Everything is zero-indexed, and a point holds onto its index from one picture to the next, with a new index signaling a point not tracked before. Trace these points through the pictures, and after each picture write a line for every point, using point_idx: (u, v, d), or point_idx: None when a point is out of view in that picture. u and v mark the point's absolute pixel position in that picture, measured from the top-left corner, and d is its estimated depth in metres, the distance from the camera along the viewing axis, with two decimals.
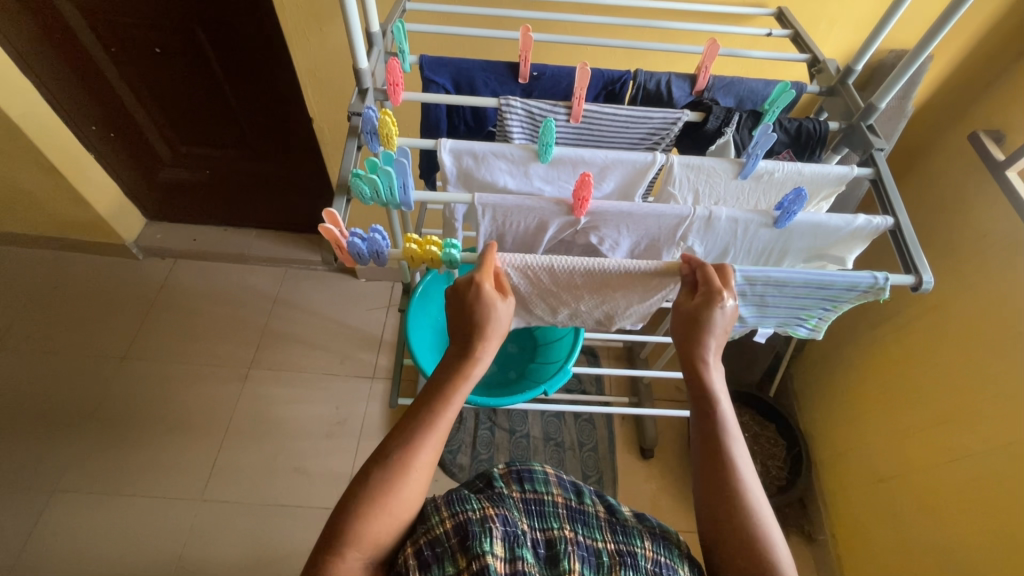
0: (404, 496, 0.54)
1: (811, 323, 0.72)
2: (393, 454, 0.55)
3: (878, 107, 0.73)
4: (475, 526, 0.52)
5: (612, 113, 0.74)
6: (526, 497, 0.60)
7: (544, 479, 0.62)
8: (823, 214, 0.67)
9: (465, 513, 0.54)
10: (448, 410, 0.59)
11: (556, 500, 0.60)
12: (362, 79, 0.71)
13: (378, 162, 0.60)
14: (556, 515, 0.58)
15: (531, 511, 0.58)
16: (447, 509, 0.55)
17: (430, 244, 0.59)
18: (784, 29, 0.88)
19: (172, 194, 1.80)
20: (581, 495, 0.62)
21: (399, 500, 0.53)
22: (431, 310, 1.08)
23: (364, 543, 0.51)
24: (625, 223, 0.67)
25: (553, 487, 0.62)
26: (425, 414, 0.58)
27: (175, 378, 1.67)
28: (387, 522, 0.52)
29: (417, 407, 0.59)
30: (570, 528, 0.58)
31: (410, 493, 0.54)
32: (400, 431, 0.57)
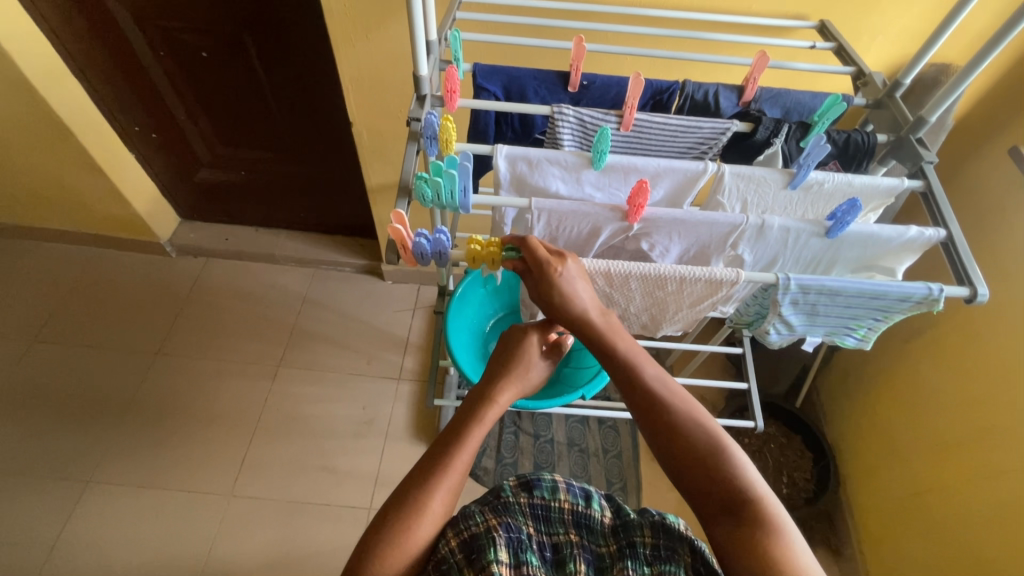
0: (418, 536, 0.55)
1: (859, 333, 0.72)
2: (409, 495, 0.57)
3: (928, 120, 0.74)
4: (478, 541, 0.55)
5: (662, 122, 0.75)
6: (533, 502, 0.60)
7: (552, 485, 0.62)
8: (875, 225, 0.68)
9: (468, 531, 0.56)
10: (465, 452, 0.61)
11: (563, 506, 0.60)
12: (421, 85, 0.73)
13: (442, 165, 0.62)
14: (563, 521, 0.59)
15: (539, 516, 0.59)
16: (452, 528, 0.57)
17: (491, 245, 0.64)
18: (828, 42, 0.89)
19: (207, 194, 1.84)
20: (589, 500, 0.61)
21: (413, 539, 0.54)
22: (467, 312, 1.09)
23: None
24: (676, 230, 0.69)
25: (559, 493, 0.61)
26: (443, 456, 0.60)
27: (206, 375, 1.71)
28: (403, 558, 0.54)
29: (435, 449, 0.62)
30: (575, 532, 0.59)
31: (424, 532, 0.55)
32: (419, 471, 0.59)
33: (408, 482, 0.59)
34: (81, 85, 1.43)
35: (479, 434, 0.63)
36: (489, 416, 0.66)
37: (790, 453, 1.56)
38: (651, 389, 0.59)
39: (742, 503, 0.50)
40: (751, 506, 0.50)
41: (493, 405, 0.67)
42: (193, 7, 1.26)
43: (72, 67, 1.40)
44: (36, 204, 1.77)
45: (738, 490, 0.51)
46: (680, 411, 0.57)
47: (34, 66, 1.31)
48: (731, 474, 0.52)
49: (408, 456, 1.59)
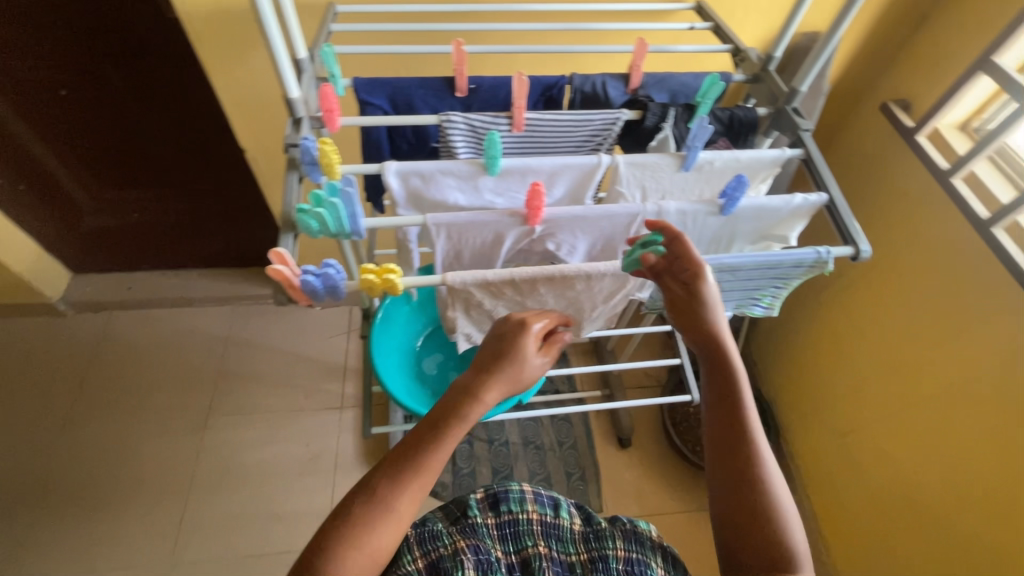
0: (381, 540, 0.49)
1: (765, 302, 0.75)
2: (378, 491, 0.51)
3: (801, 91, 0.77)
4: (446, 562, 0.55)
5: (553, 119, 0.75)
6: (501, 521, 0.61)
7: (520, 498, 0.64)
8: (764, 197, 0.70)
9: (436, 552, 0.56)
10: (440, 452, 0.54)
11: (532, 518, 0.62)
12: (294, 108, 0.68)
13: (323, 194, 0.58)
14: (531, 534, 0.60)
15: (506, 534, 0.60)
16: (419, 547, 0.57)
17: (388, 273, 0.56)
18: (705, 22, 0.92)
19: (98, 242, 1.67)
20: (558, 509, 0.64)
21: (379, 541, 0.49)
22: (394, 331, 1.06)
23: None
24: (579, 227, 0.68)
25: (528, 504, 0.63)
26: (416, 452, 0.53)
27: (127, 438, 1.57)
28: (363, 562, 0.48)
29: (405, 442, 0.55)
30: (544, 544, 0.60)
31: (387, 537, 0.50)
32: (387, 465, 0.53)
33: (374, 474, 0.53)
34: None
35: (454, 441, 0.55)
36: (470, 415, 0.56)
37: None
38: (749, 433, 0.57)
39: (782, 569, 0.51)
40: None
41: (478, 402, 0.56)
42: (39, 42, 1.13)
43: None
44: None
45: (787, 557, 0.51)
46: (763, 467, 0.56)
47: None
48: (784, 540, 0.52)
49: None
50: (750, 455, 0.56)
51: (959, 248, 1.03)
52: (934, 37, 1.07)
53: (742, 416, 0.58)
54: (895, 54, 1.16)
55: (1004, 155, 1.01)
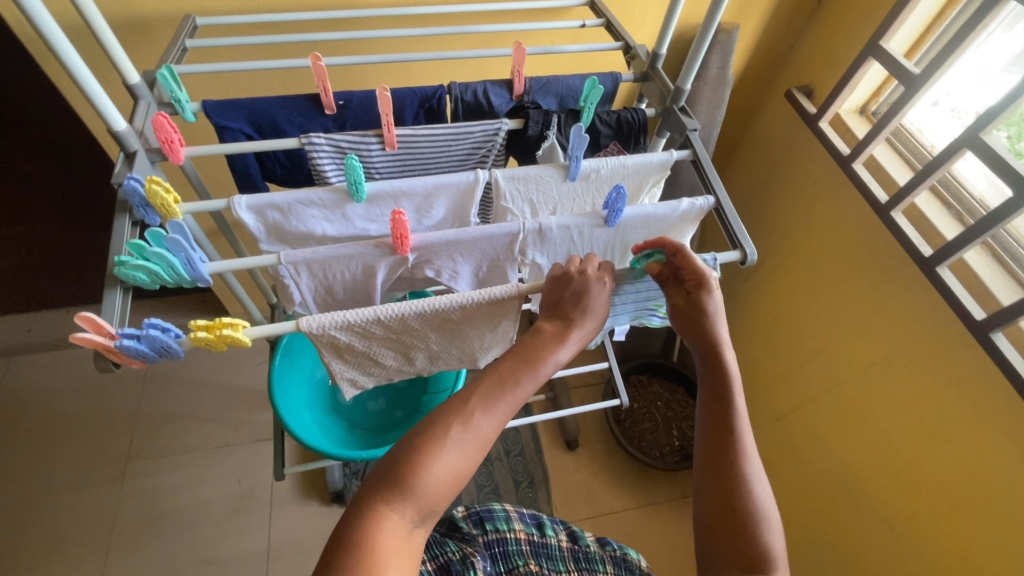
0: (463, 463, 0.49)
1: (662, 312, 0.72)
2: (466, 413, 0.50)
3: (686, 89, 0.74)
4: (457, 565, 0.62)
5: (428, 134, 0.70)
6: (491, 538, 0.69)
7: (505, 517, 0.72)
8: (650, 205, 0.67)
9: (445, 555, 0.63)
10: (530, 384, 0.54)
11: (519, 537, 0.70)
12: (124, 141, 0.60)
13: (144, 244, 0.52)
14: (520, 553, 0.68)
15: (498, 552, 0.67)
16: (428, 553, 0.64)
17: (225, 327, 0.50)
18: (597, 18, 0.88)
19: None
20: (543, 529, 0.72)
21: (458, 466, 0.48)
22: (304, 364, 1.01)
23: (423, 496, 0.46)
24: (457, 252, 0.64)
25: (514, 524, 0.71)
26: (508, 381, 0.53)
27: (37, 495, 1.45)
28: (445, 484, 0.48)
29: (495, 369, 0.55)
30: (534, 562, 0.67)
31: (467, 464, 0.49)
32: (480, 390, 0.52)
33: (464, 394, 0.53)
34: None
35: (534, 382, 0.55)
36: (559, 358, 0.56)
37: (675, 406, 1.63)
38: (735, 433, 0.56)
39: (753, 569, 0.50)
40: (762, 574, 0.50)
41: (564, 346, 0.57)
42: None
43: None
44: None
45: (760, 558, 0.50)
46: (748, 467, 0.54)
47: None
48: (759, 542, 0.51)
49: (299, 519, 1.45)
50: (734, 454, 0.55)
51: (862, 231, 1.04)
52: (828, 23, 1.08)
53: (731, 417, 0.57)
54: (796, 41, 1.16)
55: (900, 136, 1.02)
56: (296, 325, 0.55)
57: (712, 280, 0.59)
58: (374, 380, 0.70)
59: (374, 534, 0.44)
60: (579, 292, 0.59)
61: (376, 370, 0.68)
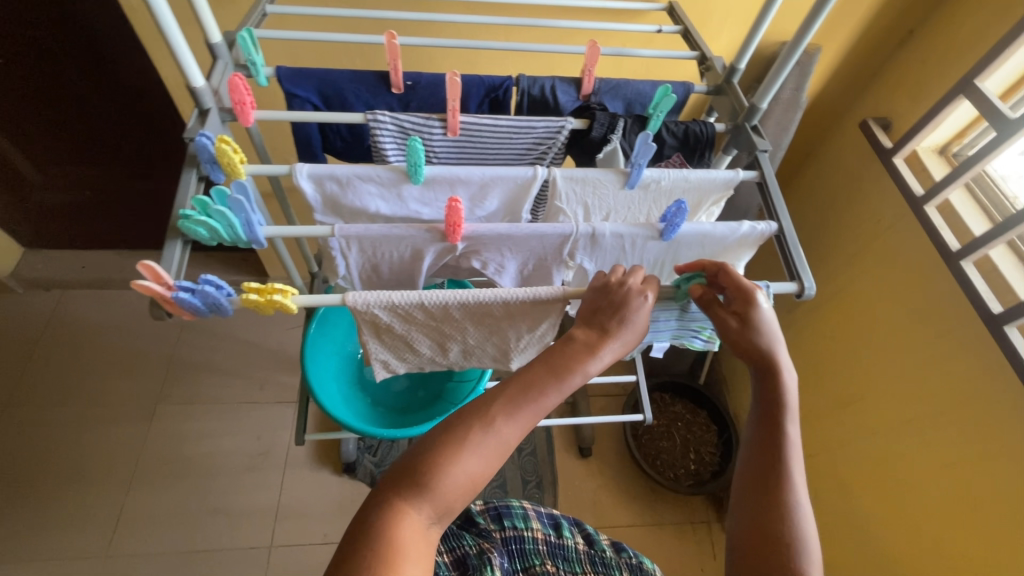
0: (483, 466, 0.48)
1: (705, 334, 0.68)
2: (491, 418, 0.50)
3: (761, 107, 0.71)
4: (473, 560, 0.63)
5: (491, 125, 0.69)
6: (507, 534, 0.70)
7: (523, 515, 0.73)
8: (708, 223, 0.65)
9: (461, 549, 0.65)
10: (556, 394, 0.53)
11: (536, 536, 0.71)
12: (200, 98, 0.62)
13: (208, 201, 0.53)
14: (537, 552, 0.69)
15: (514, 549, 0.68)
16: (447, 546, 0.66)
17: (274, 293, 0.51)
18: (674, 24, 0.87)
19: (50, 218, 1.61)
20: (560, 530, 0.73)
21: (475, 471, 0.48)
22: (335, 336, 1.02)
23: (440, 497, 0.46)
24: (506, 246, 0.63)
25: (532, 522, 0.73)
26: (534, 390, 0.52)
27: (72, 423, 1.51)
28: (463, 486, 0.48)
29: (522, 375, 0.54)
30: (551, 562, 0.68)
31: (486, 468, 0.49)
32: (505, 394, 0.52)
33: (488, 397, 0.52)
34: None
35: (560, 395, 0.53)
36: (589, 369, 0.54)
37: (696, 429, 1.60)
38: (783, 458, 0.53)
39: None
40: None
41: (595, 357, 0.55)
42: None
43: None
44: None
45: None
46: (792, 492, 0.52)
47: None
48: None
49: (310, 484, 1.49)
50: (780, 484, 0.52)
51: (926, 278, 0.99)
52: (919, 54, 1.02)
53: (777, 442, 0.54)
54: (880, 70, 1.11)
55: (981, 183, 0.96)
56: (343, 298, 0.56)
57: (758, 294, 0.57)
58: (406, 367, 0.70)
59: (392, 531, 0.44)
60: (621, 303, 0.57)
61: (409, 356, 0.68)
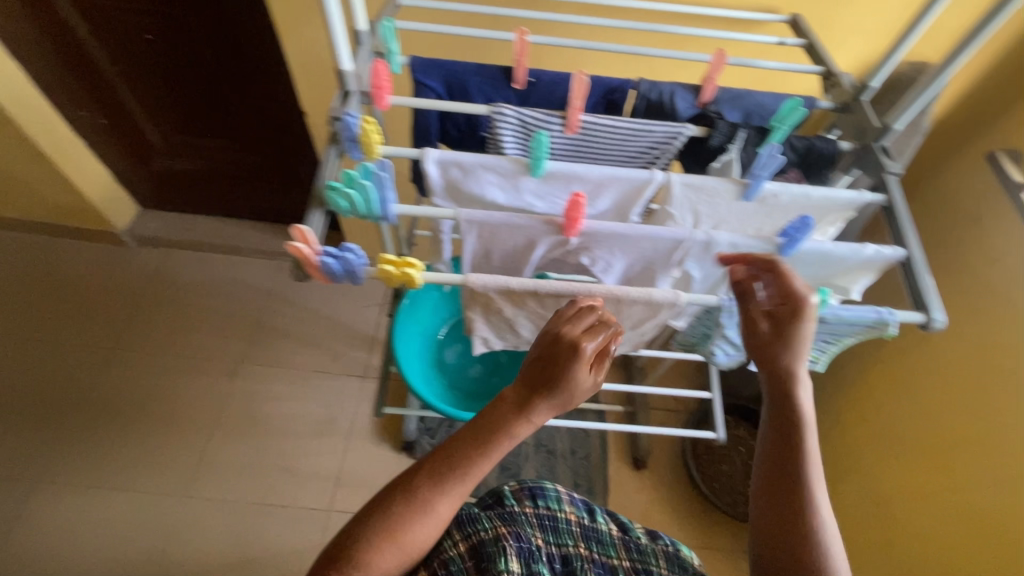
0: (416, 537, 0.52)
1: (811, 355, 0.66)
2: (420, 493, 0.53)
3: (895, 129, 0.69)
4: (489, 548, 0.58)
5: (610, 125, 0.70)
6: (540, 514, 0.68)
7: (556, 497, 0.71)
8: (829, 243, 0.63)
9: (478, 535, 0.60)
10: (488, 460, 0.55)
11: (570, 517, 0.69)
12: (345, 81, 0.66)
13: (355, 175, 0.56)
14: (570, 533, 0.67)
15: (546, 527, 0.67)
16: (460, 531, 0.61)
17: (408, 266, 0.54)
18: (798, 38, 0.86)
19: (164, 182, 1.75)
20: (593, 514, 0.71)
21: (414, 535, 0.51)
22: (421, 317, 1.06)
23: (371, 574, 0.50)
24: (618, 246, 0.64)
25: (565, 505, 0.70)
26: (462, 458, 0.54)
27: (165, 372, 1.64)
28: (396, 558, 0.51)
29: (453, 444, 0.55)
30: (584, 545, 0.66)
31: (423, 535, 0.52)
32: (429, 466, 0.54)
33: (416, 468, 0.55)
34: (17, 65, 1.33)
35: (491, 460, 0.55)
36: (519, 433, 0.55)
37: None
38: (803, 462, 0.53)
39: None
40: None
41: (525, 420, 0.55)
42: None
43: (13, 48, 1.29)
44: None
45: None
46: (814, 495, 0.52)
47: None
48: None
49: (371, 457, 1.55)
50: (800, 495, 0.52)
51: None
52: None
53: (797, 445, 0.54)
54: None
55: None
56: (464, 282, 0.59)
57: (809, 298, 0.56)
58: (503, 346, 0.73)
59: None
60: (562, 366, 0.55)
61: (510, 337, 0.71)
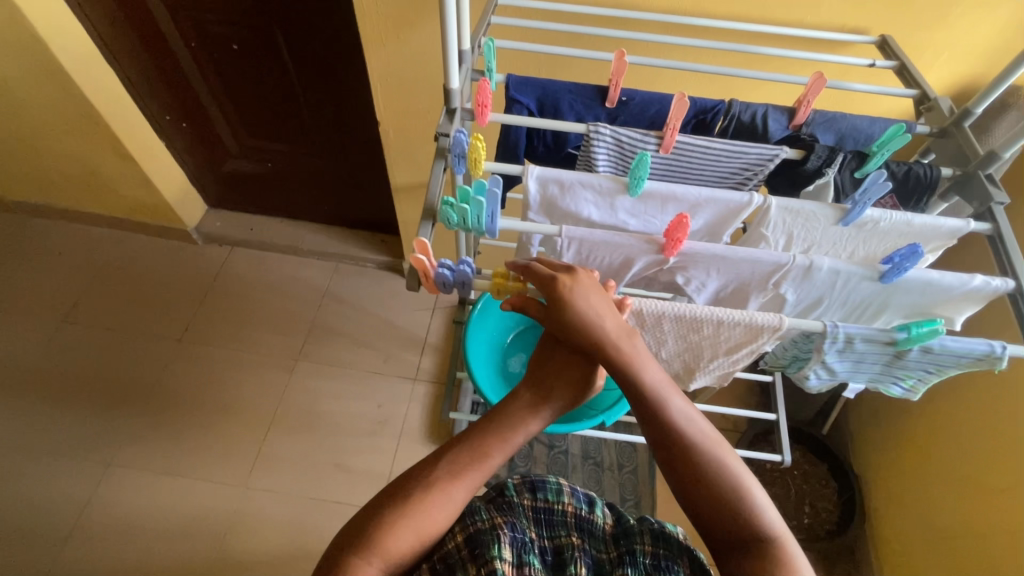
0: (432, 521, 0.59)
1: (907, 383, 0.64)
2: (437, 482, 0.61)
3: (1001, 156, 0.68)
4: (484, 535, 0.59)
5: (704, 146, 0.71)
6: (537, 506, 0.65)
7: (557, 488, 0.67)
8: (934, 271, 0.62)
9: (475, 525, 0.61)
10: (500, 454, 0.65)
11: (566, 509, 0.66)
12: (451, 98, 0.69)
13: (470, 191, 0.58)
14: (564, 524, 0.64)
15: (541, 520, 0.65)
16: (460, 524, 0.62)
17: None
18: (889, 60, 0.85)
19: (234, 184, 1.83)
20: (592, 505, 0.67)
21: (427, 520, 0.59)
22: (488, 325, 1.11)
23: (389, 552, 0.57)
24: (715, 266, 0.64)
25: (564, 497, 0.66)
26: (478, 450, 0.64)
27: (227, 365, 1.70)
28: (412, 540, 0.58)
29: (469, 440, 0.65)
30: (578, 536, 0.64)
31: (439, 519, 0.60)
32: (448, 459, 0.63)
33: (432, 464, 0.63)
34: (114, 70, 1.42)
35: (503, 454, 0.66)
36: (530, 427, 0.68)
37: (813, 482, 1.48)
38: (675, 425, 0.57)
39: (757, 548, 0.51)
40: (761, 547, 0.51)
41: (534, 415, 0.68)
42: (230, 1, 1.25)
43: (104, 51, 1.39)
44: (67, 187, 1.77)
45: (759, 533, 0.52)
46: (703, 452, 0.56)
47: (69, 51, 1.30)
48: (751, 516, 0.53)
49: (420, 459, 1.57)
50: (688, 454, 0.56)
51: None
52: None
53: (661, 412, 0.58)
54: None
55: None
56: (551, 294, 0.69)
57: (562, 284, 0.59)
58: None
59: None
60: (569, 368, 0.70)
61: None
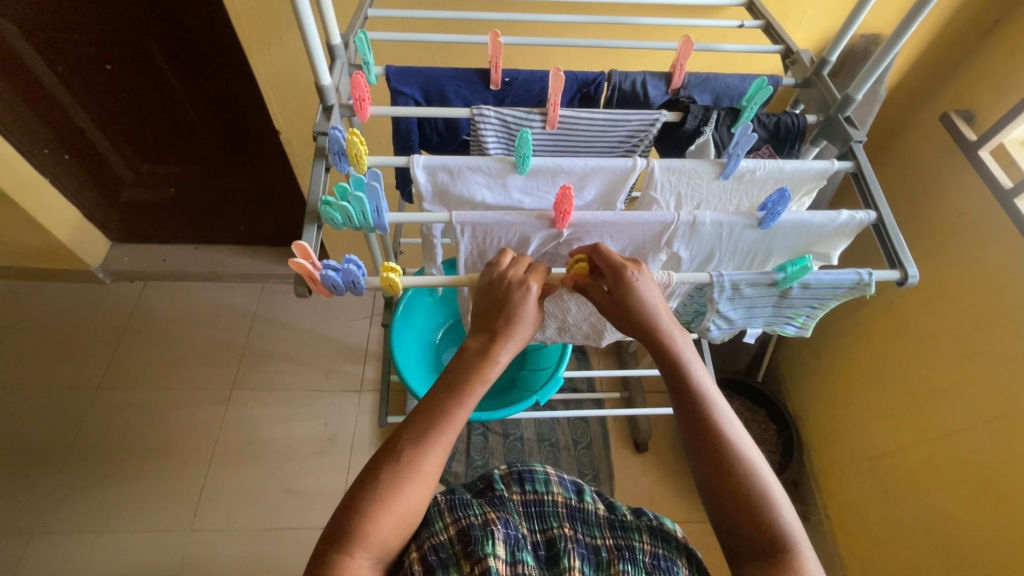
0: (412, 497, 0.54)
1: (798, 321, 0.69)
2: (405, 455, 0.55)
3: (855, 99, 0.72)
4: (477, 530, 0.54)
5: (588, 118, 0.72)
6: (527, 499, 0.62)
7: (544, 478, 0.65)
8: (806, 212, 0.67)
9: (468, 519, 0.56)
10: (462, 411, 0.59)
11: (556, 500, 0.63)
12: (326, 96, 0.68)
13: (349, 188, 0.57)
14: (556, 515, 0.61)
15: (531, 513, 0.61)
16: (451, 514, 0.57)
17: (390, 271, 0.58)
18: (755, 19, 0.87)
19: (137, 214, 1.72)
20: (581, 494, 0.64)
21: (406, 499, 0.53)
22: (415, 323, 1.11)
23: (373, 542, 0.51)
24: (608, 233, 0.66)
25: (552, 486, 0.64)
26: (439, 416, 0.58)
27: (154, 406, 1.60)
28: (394, 523, 0.52)
29: (429, 404, 0.59)
30: (569, 526, 0.60)
31: (419, 493, 0.54)
32: (410, 429, 0.57)
33: (396, 437, 0.57)
34: None
35: (465, 409, 0.59)
36: (488, 375, 0.60)
37: (754, 427, 1.52)
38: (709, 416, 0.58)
39: (776, 553, 0.51)
40: (780, 550, 0.51)
41: (491, 362, 0.60)
42: (92, 17, 1.16)
43: None
44: None
45: (779, 546, 0.51)
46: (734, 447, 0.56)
47: None
48: (773, 525, 0.52)
49: None
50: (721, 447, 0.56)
51: (1016, 276, 0.97)
52: (1003, 46, 1.00)
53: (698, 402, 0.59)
54: (954, 67, 1.09)
55: None
56: (467, 276, 0.66)
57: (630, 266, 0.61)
58: None
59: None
60: (517, 304, 0.61)
61: None
